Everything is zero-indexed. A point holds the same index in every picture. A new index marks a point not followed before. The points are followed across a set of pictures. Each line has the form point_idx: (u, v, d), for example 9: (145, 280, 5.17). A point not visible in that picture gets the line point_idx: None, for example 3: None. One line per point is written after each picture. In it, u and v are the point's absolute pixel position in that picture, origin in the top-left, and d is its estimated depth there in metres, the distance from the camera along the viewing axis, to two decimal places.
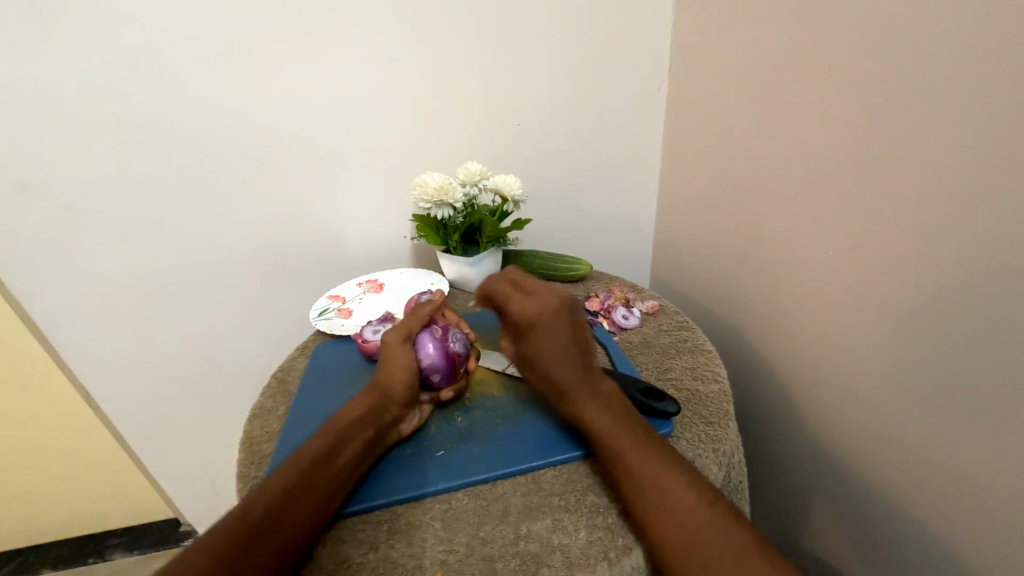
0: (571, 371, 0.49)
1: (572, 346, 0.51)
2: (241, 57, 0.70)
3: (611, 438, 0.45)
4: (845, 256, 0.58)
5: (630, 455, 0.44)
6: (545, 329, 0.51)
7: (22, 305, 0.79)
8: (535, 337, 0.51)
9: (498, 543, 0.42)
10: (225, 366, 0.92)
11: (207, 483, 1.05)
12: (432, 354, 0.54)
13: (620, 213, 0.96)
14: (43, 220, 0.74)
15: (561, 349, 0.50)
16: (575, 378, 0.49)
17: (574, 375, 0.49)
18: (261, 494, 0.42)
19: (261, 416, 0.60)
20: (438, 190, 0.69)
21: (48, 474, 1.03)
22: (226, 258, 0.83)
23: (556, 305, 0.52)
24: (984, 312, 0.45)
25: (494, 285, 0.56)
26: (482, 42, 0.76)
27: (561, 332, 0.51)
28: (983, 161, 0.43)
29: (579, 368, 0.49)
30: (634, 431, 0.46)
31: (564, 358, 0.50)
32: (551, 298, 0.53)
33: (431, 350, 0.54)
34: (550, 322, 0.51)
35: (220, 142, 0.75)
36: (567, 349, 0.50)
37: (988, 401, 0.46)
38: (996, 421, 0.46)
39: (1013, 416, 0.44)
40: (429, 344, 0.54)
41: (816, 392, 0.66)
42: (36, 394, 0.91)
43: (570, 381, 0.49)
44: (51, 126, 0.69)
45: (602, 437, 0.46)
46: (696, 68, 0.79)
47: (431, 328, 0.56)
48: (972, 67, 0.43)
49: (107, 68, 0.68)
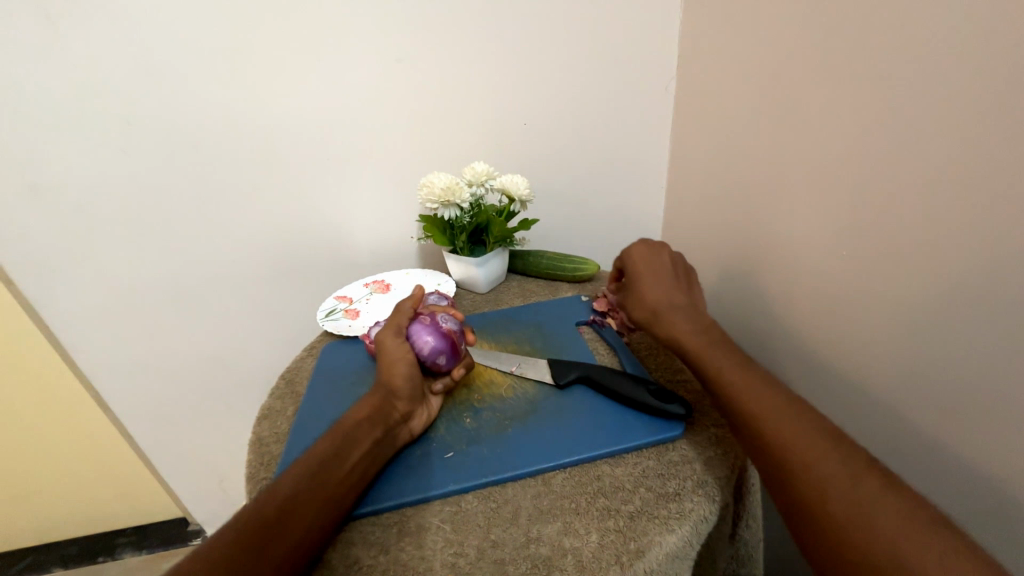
0: (673, 301, 0.56)
1: (675, 287, 0.58)
2: (245, 60, 0.71)
3: (705, 351, 0.50)
4: (852, 257, 0.56)
5: (725, 366, 0.48)
6: (657, 272, 0.59)
7: (33, 308, 0.80)
8: (643, 275, 0.60)
9: (509, 546, 0.42)
10: (232, 367, 0.93)
11: (216, 482, 1.06)
12: (429, 341, 0.54)
13: (626, 211, 0.95)
14: (52, 224, 0.75)
15: (666, 287, 0.58)
16: (675, 307, 0.55)
17: (674, 304, 0.56)
18: (268, 497, 0.42)
19: (270, 416, 0.60)
20: (445, 190, 0.68)
21: (61, 474, 1.04)
22: (233, 260, 0.84)
23: (667, 258, 0.61)
24: (990, 317, 0.43)
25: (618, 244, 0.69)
26: (487, 41, 0.76)
27: (667, 276, 0.59)
28: (987, 161, 0.42)
29: (681, 300, 0.56)
30: (728, 356, 0.49)
31: (668, 292, 0.57)
32: (662, 252, 0.62)
33: (426, 338, 0.55)
34: (660, 266, 0.60)
35: (225, 144, 0.75)
36: (671, 287, 0.57)
37: (992, 409, 0.45)
38: (1001, 429, 0.44)
39: (1016, 424, 0.43)
40: (423, 333, 0.55)
41: (824, 394, 0.65)
42: (47, 394, 0.92)
43: (669, 308, 0.55)
44: (60, 130, 0.70)
45: (695, 350, 0.51)
46: (703, 65, 0.78)
47: (420, 318, 0.56)
48: (979, 63, 0.41)
49: (113, 72, 0.68)
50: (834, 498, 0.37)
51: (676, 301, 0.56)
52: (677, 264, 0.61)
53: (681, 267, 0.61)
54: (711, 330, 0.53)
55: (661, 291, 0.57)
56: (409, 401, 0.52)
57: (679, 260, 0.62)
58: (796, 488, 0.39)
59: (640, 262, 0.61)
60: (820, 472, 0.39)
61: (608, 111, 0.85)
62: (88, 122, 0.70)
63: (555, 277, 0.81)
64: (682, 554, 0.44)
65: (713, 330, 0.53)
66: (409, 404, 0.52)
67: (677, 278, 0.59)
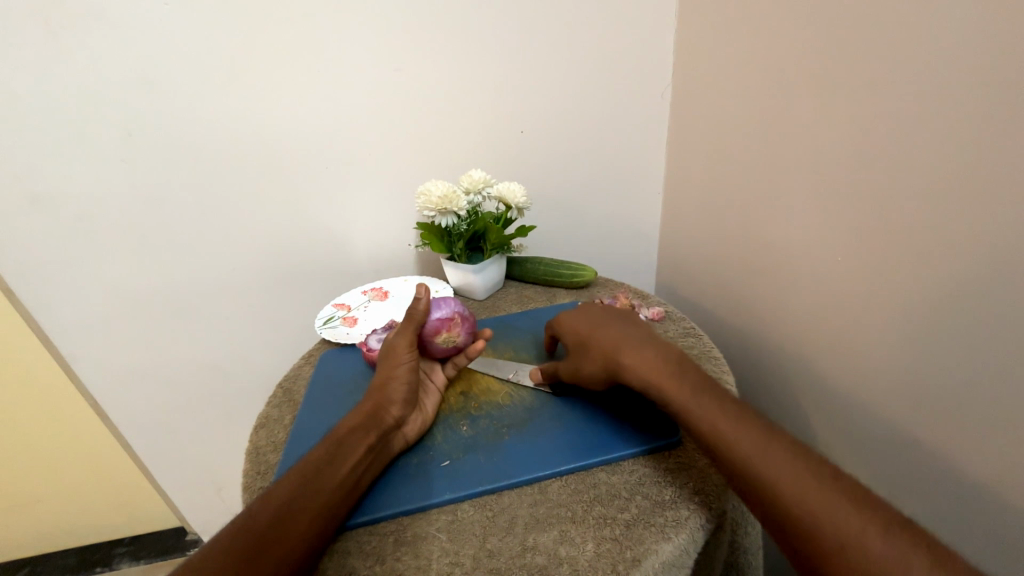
0: (630, 342, 0.52)
1: (626, 333, 0.54)
2: (244, 69, 0.71)
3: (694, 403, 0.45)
4: (849, 262, 0.57)
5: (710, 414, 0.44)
6: (601, 324, 0.57)
7: (33, 317, 0.81)
8: (595, 333, 0.55)
9: (504, 556, 0.42)
10: (231, 375, 0.93)
11: (214, 491, 1.06)
12: (459, 322, 0.59)
13: (623, 217, 0.96)
14: (52, 233, 0.75)
15: (615, 335, 0.54)
16: (633, 347, 0.51)
17: (632, 345, 0.52)
18: (264, 504, 0.42)
19: (267, 425, 0.60)
20: (442, 198, 0.68)
21: (57, 484, 1.04)
22: (232, 269, 0.84)
23: (603, 313, 0.59)
24: (993, 318, 0.44)
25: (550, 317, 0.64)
26: (484, 51, 0.77)
27: (614, 326, 0.56)
28: (985, 166, 0.42)
29: (638, 342, 0.52)
30: (715, 392, 0.46)
31: (620, 338, 0.53)
32: (597, 313, 0.60)
33: (454, 321, 0.58)
34: (605, 323, 0.57)
35: (225, 153, 0.76)
36: (622, 334, 0.54)
37: (1000, 409, 0.45)
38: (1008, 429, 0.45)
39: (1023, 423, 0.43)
40: (448, 320, 0.58)
41: (824, 398, 0.65)
42: (44, 404, 0.92)
43: (629, 350, 0.51)
44: (60, 139, 0.70)
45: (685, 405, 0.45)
46: (698, 73, 0.79)
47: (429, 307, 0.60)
48: (971, 70, 0.42)
49: (114, 83, 0.69)
50: (873, 565, 0.34)
51: (633, 343, 0.52)
52: (617, 316, 0.58)
53: (623, 317, 0.58)
54: (680, 363, 0.49)
55: (614, 338, 0.53)
56: (401, 407, 0.51)
57: (618, 313, 0.59)
58: (797, 534, 0.37)
59: (581, 319, 0.59)
60: (820, 518, 0.36)
61: (605, 118, 0.86)
62: (89, 132, 0.71)
63: (553, 284, 0.81)
64: (680, 562, 0.44)
65: (683, 361, 0.49)
66: (401, 410, 0.51)
67: (625, 326, 0.56)
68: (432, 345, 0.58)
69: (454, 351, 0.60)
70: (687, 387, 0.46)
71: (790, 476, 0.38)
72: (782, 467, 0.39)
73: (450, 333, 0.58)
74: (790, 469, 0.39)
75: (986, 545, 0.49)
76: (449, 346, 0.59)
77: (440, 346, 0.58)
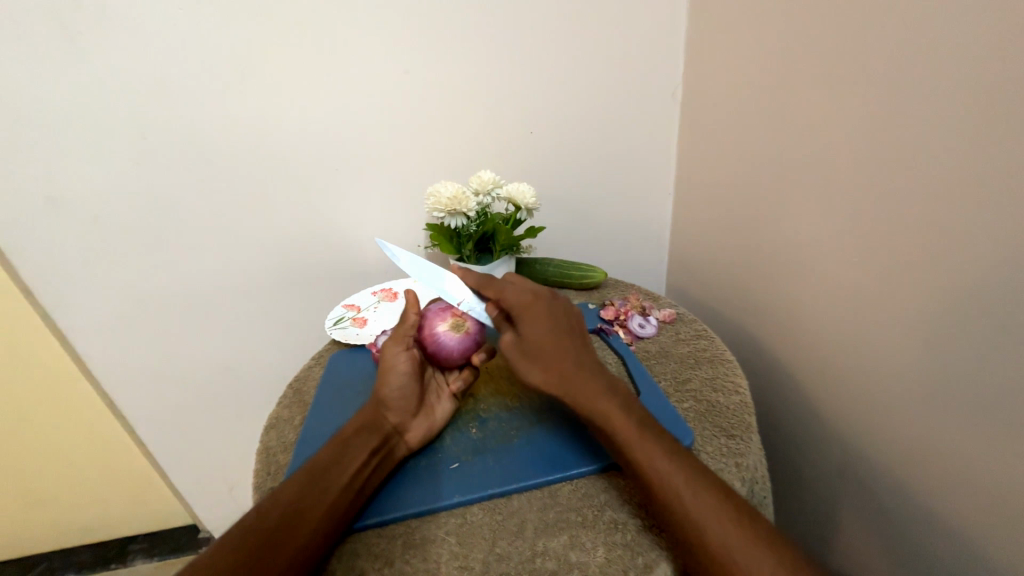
0: (577, 359, 0.48)
1: (570, 337, 0.50)
2: (256, 70, 0.72)
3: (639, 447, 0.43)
4: (867, 263, 0.56)
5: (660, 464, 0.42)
6: (550, 315, 0.51)
7: (52, 317, 0.82)
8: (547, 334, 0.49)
9: (514, 560, 0.42)
10: (244, 375, 0.94)
11: (227, 489, 1.07)
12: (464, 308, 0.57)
13: (633, 218, 0.95)
14: (70, 235, 0.77)
15: (563, 339, 0.49)
16: (581, 366, 0.48)
17: (577, 362, 0.48)
18: (271, 504, 0.42)
19: (277, 426, 0.61)
20: (452, 200, 0.68)
21: (75, 481, 1.06)
22: (244, 269, 0.85)
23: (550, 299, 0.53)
24: (1021, 321, 0.42)
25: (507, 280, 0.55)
26: (494, 51, 0.76)
27: (559, 322, 0.51)
28: (1012, 164, 0.41)
29: (581, 358, 0.48)
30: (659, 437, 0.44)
31: (569, 347, 0.49)
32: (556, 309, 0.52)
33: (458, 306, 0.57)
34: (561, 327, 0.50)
35: (237, 154, 0.76)
36: (571, 340, 0.50)
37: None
38: None
39: None
40: (450, 307, 0.57)
41: (842, 402, 0.64)
42: (63, 403, 0.94)
43: (574, 370, 0.47)
44: (78, 144, 0.72)
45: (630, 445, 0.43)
46: (710, 72, 0.78)
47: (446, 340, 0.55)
48: (994, 65, 0.41)
49: (129, 88, 0.70)
50: None
51: (579, 360, 0.48)
52: (558, 307, 0.53)
53: (570, 313, 0.53)
54: (626, 401, 0.46)
55: (559, 341, 0.49)
56: (400, 413, 0.51)
57: (559, 301, 0.54)
58: None
59: (531, 301, 0.52)
60: None
61: (615, 118, 0.85)
62: (106, 138, 0.72)
63: (563, 285, 0.80)
64: None
65: (627, 398, 0.47)
66: (401, 417, 0.51)
67: (571, 329, 0.51)
68: (440, 337, 0.55)
69: (468, 342, 0.56)
70: (630, 427, 0.44)
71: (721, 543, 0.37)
72: (718, 529, 0.38)
73: (457, 319, 0.56)
74: (726, 533, 0.38)
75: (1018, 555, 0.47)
76: (460, 335, 0.56)
77: (450, 335, 0.55)
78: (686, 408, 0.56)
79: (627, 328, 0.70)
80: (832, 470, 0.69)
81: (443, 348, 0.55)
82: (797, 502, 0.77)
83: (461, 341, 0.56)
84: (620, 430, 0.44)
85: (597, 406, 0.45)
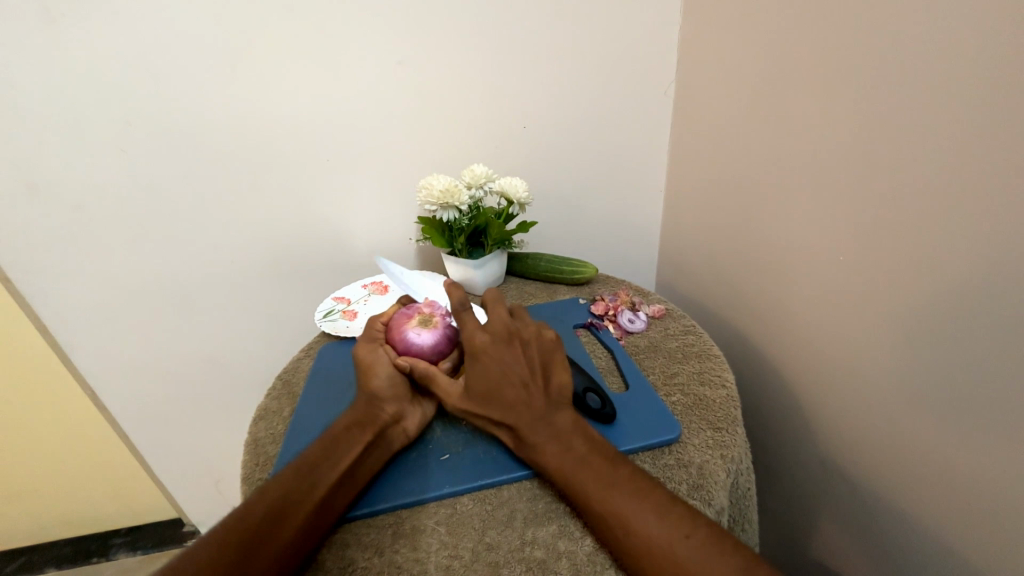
0: (523, 399, 0.48)
1: (520, 375, 0.49)
2: (246, 56, 0.70)
3: (578, 476, 0.44)
4: (850, 261, 0.57)
5: (610, 496, 0.42)
6: (499, 354, 0.49)
7: (33, 307, 0.80)
8: (495, 371, 0.49)
9: (503, 549, 0.42)
10: (231, 367, 0.93)
11: (213, 483, 1.06)
12: (431, 306, 0.57)
13: (625, 215, 0.96)
14: (52, 220, 0.75)
15: (509, 377, 0.49)
16: (526, 405, 0.48)
17: (521, 401, 0.48)
18: (258, 498, 0.42)
19: (266, 418, 0.60)
20: (444, 192, 0.68)
21: (54, 474, 1.04)
22: (232, 260, 0.84)
23: (507, 335, 0.51)
24: (994, 320, 0.43)
25: (490, 302, 0.54)
26: (491, 46, 0.76)
27: (509, 359, 0.49)
28: (985, 165, 0.42)
29: (529, 394, 0.48)
30: (604, 462, 0.44)
31: (513, 388, 0.48)
32: (520, 346, 0.50)
33: (424, 305, 0.57)
34: (514, 366, 0.49)
35: (227, 142, 0.75)
36: (519, 378, 0.49)
37: (1006, 412, 0.44)
38: (1014, 433, 0.44)
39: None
40: (416, 308, 0.57)
41: (823, 398, 0.65)
42: (42, 396, 0.91)
43: (518, 410, 0.48)
44: (58, 126, 0.69)
45: (568, 475, 0.44)
46: (701, 69, 0.78)
47: (416, 338, 0.54)
48: (969, 68, 0.42)
49: (114, 71, 0.68)
50: None
51: (524, 399, 0.48)
52: (521, 340, 0.51)
53: (537, 347, 0.51)
54: (572, 434, 0.46)
55: (502, 380, 0.49)
56: (396, 402, 0.51)
57: (525, 333, 0.51)
58: None
59: (481, 336, 0.50)
60: None
61: (607, 116, 0.86)
62: (92, 120, 0.70)
63: (554, 281, 0.80)
64: None
65: (575, 429, 0.47)
66: (397, 405, 0.51)
67: (525, 366, 0.49)
68: (408, 336, 0.54)
69: (438, 338, 0.55)
70: (576, 455, 0.45)
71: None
72: (648, 557, 0.39)
73: (424, 316, 0.56)
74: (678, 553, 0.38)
75: (995, 552, 0.48)
76: (427, 331, 0.55)
77: (419, 333, 0.54)
78: (673, 401, 0.58)
79: (616, 323, 0.70)
80: (812, 463, 0.70)
81: (415, 345, 0.54)
82: (782, 495, 0.79)
83: (430, 336, 0.55)
84: (560, 468, 0.45)
85: (537, 445, 0.46)
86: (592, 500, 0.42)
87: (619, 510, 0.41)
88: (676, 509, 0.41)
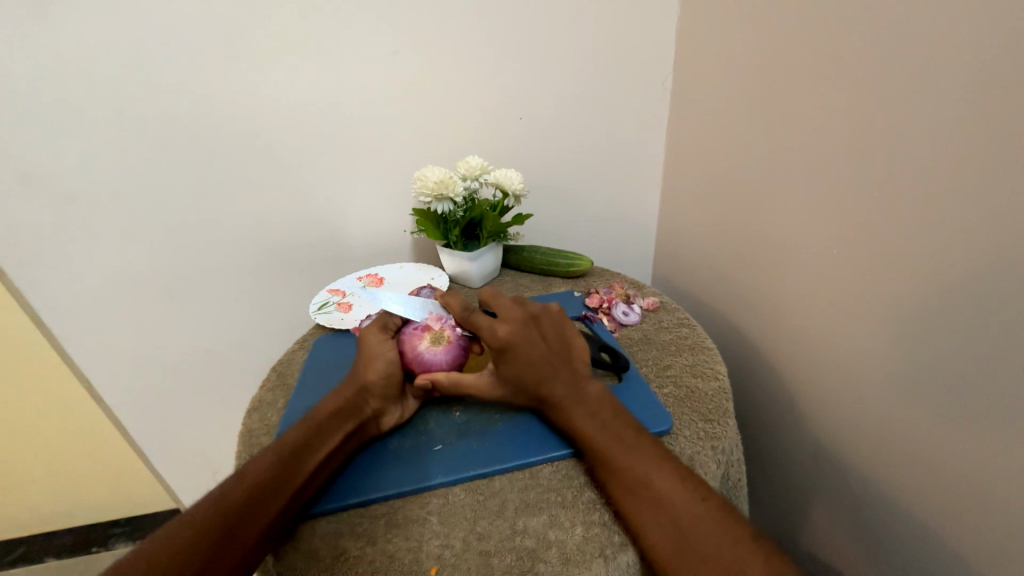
0: (552, 373, 0.49)
1: (545, 352, 0.50)
2: (238, 46, 0.70)
3: (607, 443, 0.45)
4: (844, 254, 0.56)
5: (634, 463, 0.43)
6: (523, 338, 0.50)
7: (26, 298, 0.80)
8: (522, 353, 0.49)
9: (495, 538, 0.43)
10: (227, 359, 0.93)
11: (211, 474, 1.07)
12: (438, 321, 0.55)
13: (622, 207, 0.95)
14: (43, 210, 0.74)
15: (539, 356, 0.50)
16: (556, 377, 0.49)
17: (555, 375, 0.49)
18: (239, 481, 0.42)
19: (261, 408, 0.60)
20: (438, 184, 0.67)
21: (52, 464, 1.04)
22: (226, 252, 0.83)
23: (524, 318, 0.52)
24: (987, 314, 0.43)
25: (496, 296, 0.55)
26: (487, 35, 0.75)
27: (533, 337, 0.50)
28: (981, 160, 0.41)
29: (556, 368, 0.50)
30: (624, 433, 0.46)
31: (546, 364, 0.50)
32: (539, 326, 0.52)
33: (431, 321, 0.55)
34: (540, 346, 0.50)
35: (220, 133, 0.74)
36: (546, 355, 0.50)
37: (998, 406, 0.44)
38: (1006, 427, 0.44)
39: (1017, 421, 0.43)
40: (424, 325, 0.55)
41: (816, 390, 0.66)
42: (39, 387, 0.92)
43: (553, 384, 0.49)
44: (48, 115, 0.69)
45: (598, 442, 0.45)
46: (698, 60, 0.77)
47: (433, 357, 0.53)
48: (967, 59, 0.41)
49: (105, 60, 0.67)
50: None
51: (553, 374, 0.49)
52: (535, 319, 0.53)
53: (549, 322, 0.53)
54: (601, 402, 0.48)
55: (534, 361, 0.49)
56: (382, 398, 0.51)
57: (536, 310, 0.54)
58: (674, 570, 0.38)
59: (504, 327, 0.50)
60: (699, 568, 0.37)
61: (604, 107, 0.85)
62: (82, 109, 0.69)
63: (549, 273, 0.80)
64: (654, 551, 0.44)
65: (604, 398, 0.49)
66: (381, 402, 0.51)
67: (547, 344, 0.51)
68: (423, 356, 0.53)
69: (455, 351, 0.53)
70: (596, 428, 0.46)
71: (671, 546, 0.39)
72: (672, 520, 0.40)
73: (435, 333, 0.54)
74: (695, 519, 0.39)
75: (984, 544, 0.49)
76: (442, 348, 0.53)
77: (433, 352, 0.53)
78: (666, 393, 0.58)
79: (611, 316, 0.70)
80: (805, 456, 0.71)
81: (433, 365, 0.53)
82: (775, 487, 0.79)
83: (446, 352, 0.53)
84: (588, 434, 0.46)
85: (569, 411, 0.48)
86: (616, 465, 0.44)
87: (646, 475, 0.42)
88: (694, 476, 0.43)
